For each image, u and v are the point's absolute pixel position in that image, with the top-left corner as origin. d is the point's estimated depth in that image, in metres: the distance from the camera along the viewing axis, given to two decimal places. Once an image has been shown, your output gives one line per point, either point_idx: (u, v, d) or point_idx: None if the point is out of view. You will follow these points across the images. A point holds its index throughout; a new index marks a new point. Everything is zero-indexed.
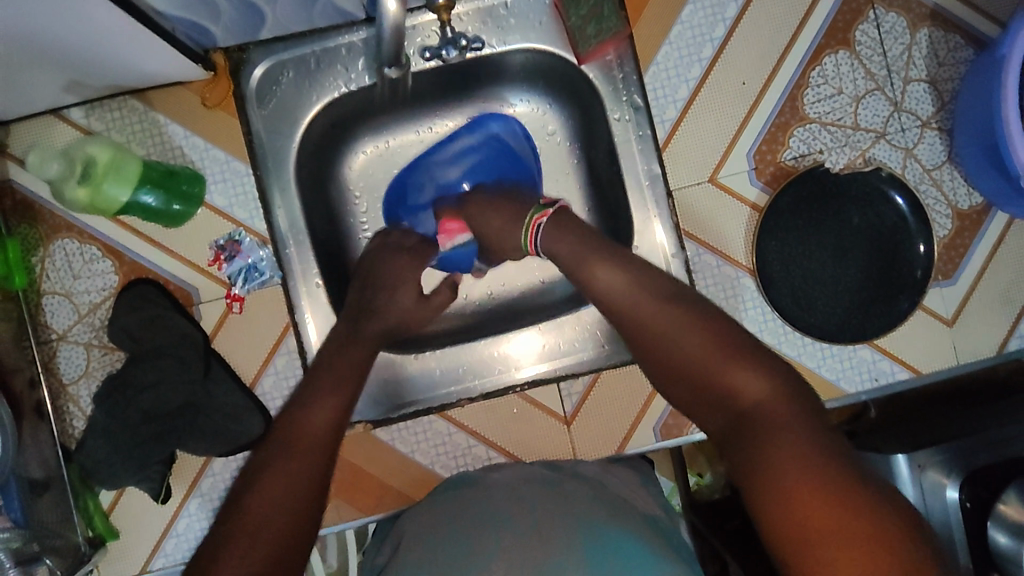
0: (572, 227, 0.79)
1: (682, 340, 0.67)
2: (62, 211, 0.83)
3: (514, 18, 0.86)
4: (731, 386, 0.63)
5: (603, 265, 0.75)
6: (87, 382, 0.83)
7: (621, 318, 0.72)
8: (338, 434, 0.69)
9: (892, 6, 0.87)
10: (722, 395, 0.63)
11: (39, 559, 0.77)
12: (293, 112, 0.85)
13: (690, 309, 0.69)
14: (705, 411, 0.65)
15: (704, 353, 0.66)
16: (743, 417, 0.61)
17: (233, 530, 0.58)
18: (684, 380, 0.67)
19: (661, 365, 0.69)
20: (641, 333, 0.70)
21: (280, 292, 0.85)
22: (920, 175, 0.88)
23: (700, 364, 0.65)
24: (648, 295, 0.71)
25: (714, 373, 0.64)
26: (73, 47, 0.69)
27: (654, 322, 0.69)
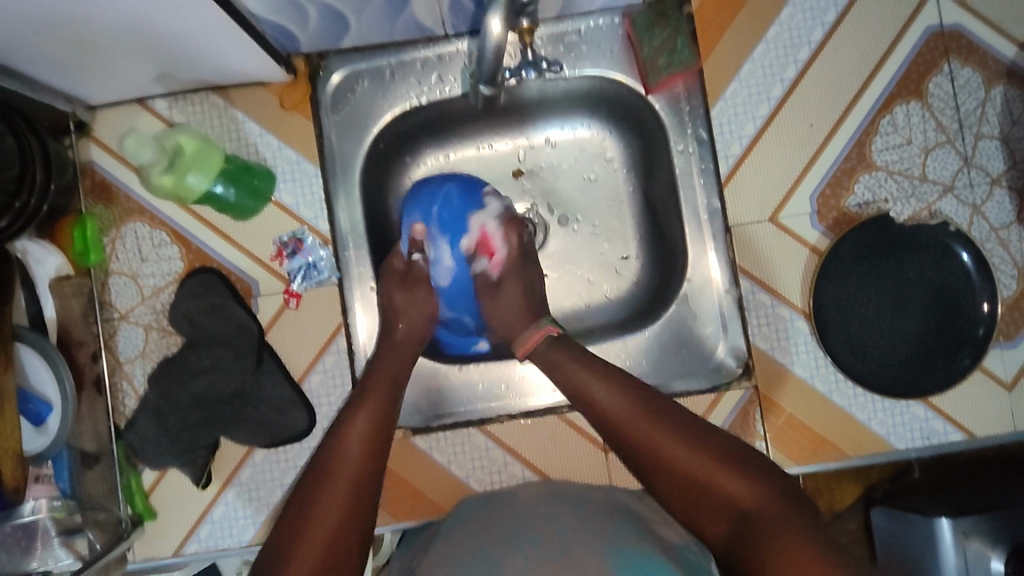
0: (564, 352, 0.79)
1: (676, 454, 0.67)
2: (138, 197, 0.86)
3: (586, 45, 0.87)
4: (727, 497, 0.64)
5: (592, 376, 0.75)
6: (142, 362, 0.85)
7: (617, 438, 0.71)
8: (377, 449, 0.71)
9: (969, 61, 0.87)
10: (720, 508, 0.64)
11: (82, 530, 0.79)
12: (364, 120, 0.87)
13: (670, 420, 0.70)
14: (708, 520, 0.66)
15: (703, 472, 0.66)
16: (744, 528, 0.62)
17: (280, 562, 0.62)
18: (682, 494, 0.66)
19: (657, 479, 0.68)
20: (634, 449, 0.69)
21: (337, 293, 0.87)
22: (987, 232, 0.86)
23: (696, 478, 0.66)
24: (633, 402, 0.72)
25: (711, 486, 0.65)
26: (173, 44, 0.73)
27: (642, 439, 0.69)
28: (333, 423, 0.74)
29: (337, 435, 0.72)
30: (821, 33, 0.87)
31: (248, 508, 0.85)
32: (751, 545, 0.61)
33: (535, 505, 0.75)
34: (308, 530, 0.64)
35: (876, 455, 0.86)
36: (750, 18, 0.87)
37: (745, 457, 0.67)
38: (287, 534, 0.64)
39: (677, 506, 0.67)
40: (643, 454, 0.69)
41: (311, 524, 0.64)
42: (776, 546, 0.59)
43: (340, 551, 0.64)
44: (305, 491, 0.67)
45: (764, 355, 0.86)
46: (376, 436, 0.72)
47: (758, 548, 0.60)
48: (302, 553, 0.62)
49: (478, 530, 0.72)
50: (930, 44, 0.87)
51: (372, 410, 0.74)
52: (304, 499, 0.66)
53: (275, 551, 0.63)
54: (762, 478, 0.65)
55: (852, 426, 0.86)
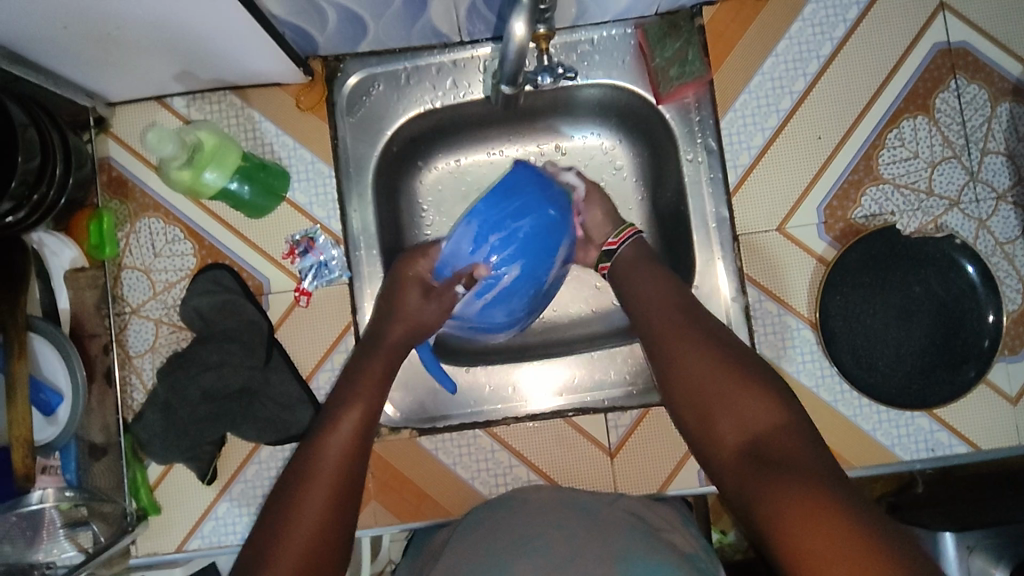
0: (649, 254, 0.83)
1: (704, 359, 0.72)
2: (154, 193, 0.87)
3: (599, 54, 0.89)
4: (747, 415, 0.66)
5: (645, 274, 0.81)
6: (151, 356, 0.86)
7: (653, 333, 0.77)
8: (354, 462, 0.73)
9: (976, 77, 0.88)
10: (732, 419, 0.67)
11: (87, 523, 0.78)
12: (378, 122, 0.88)
13: (708, 331, 0.75)
14: (715, 431, 0.68)
15: (726, 380, 0.69)
16: (749, 444, 0.64)
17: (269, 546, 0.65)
18: (702, 402, 0.70)
19: (679, 378, 0.73)
20: (665, 349, 0.75)
21: (347, 293, 0.87)
22: (992, 246, 0.87)
23: (719, 389, 0.69)
24: (673, 308, 0.77)
25: (733, 398, 0.68)
26: (196, 42, 0.74)
27: (679, 340, 0.74)
28: (317, 425, 0.76)
29: (319, 439, 0.74)
30: (830, 47, 0.89)
31: (253, 505, 0.85)
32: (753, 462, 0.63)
33: (546, 508, 0.75)
34: (288, 530, 0.66)
35: (880, 466, 0.87)
36: (760, 31, 0.89)
37: (776, 387, 0.69)
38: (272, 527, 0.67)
39: (693, 410, 0.71)
40: (676, 354, 0.74)
41: (282, 541, 0.65)
42: (776, 470, 0.60)
43: (316, 553, 0.66)
44: (279, 508, 0.69)
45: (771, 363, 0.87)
46: (366, 421, 0.76)
47: (755, 472, 0.62)
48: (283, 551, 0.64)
49: (486, 534, 0.72)
50: (938, 61, 0.88)
51: (360, 402, 0.77)
52: (283, 507, 0.68)
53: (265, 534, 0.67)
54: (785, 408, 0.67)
55: (856, 436, 0.86)
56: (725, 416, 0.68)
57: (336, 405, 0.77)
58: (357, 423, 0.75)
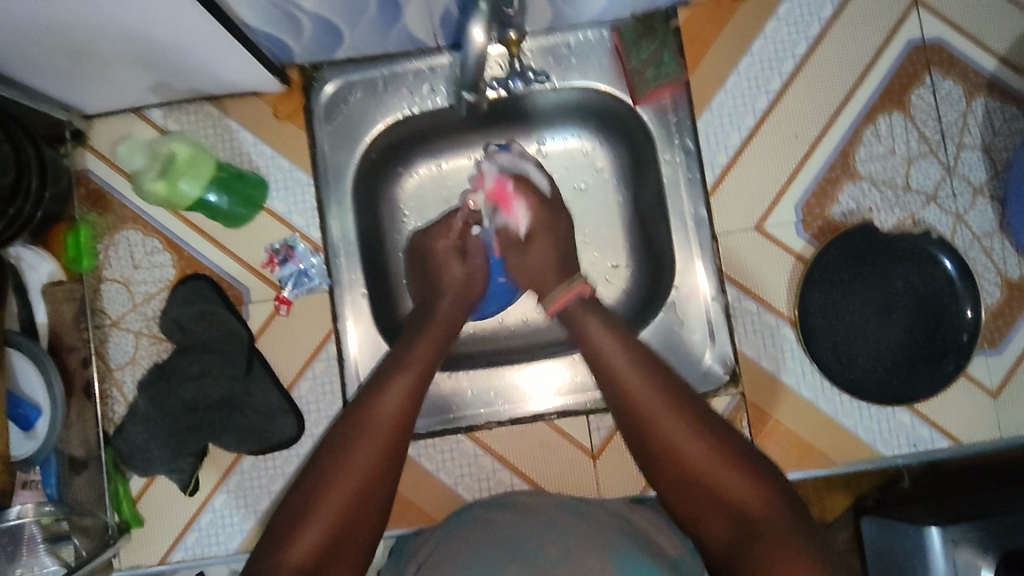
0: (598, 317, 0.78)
1: (682, 434, 0.67)
2: (132, 205, 0.87)
3: (575, 58, 0.89)
4: (734, 497, 0.64)
5: (610, 341, 0.75)
6: (132, 369, 0.86)
7: (625, 415, 0.70)
8: (406, 428, 0.69)
9: (950, 73, 0.88)
10: (726, 508, 0.64)
11: (69, 537, 0.78)
12: (356, 128, 0.88)
13: (681, 400, 0.69)
14: (705, 517, 0.65)
15: (715, 465, 0.65)
16: (749, 532, 0.61)
17: (303, 509, 0.63)
18: (686, 483, 0.65)
19: (658, 463, 0.67)
20: (645, 431, 0.68)
21: (327, 301, 0.87)
22: (969, 240, 0.88)
23: (704, 476, 0.65)
24: (650, 383, 0.70)
25: (717, 480, 0.64)
26: (169, 54, 0.74)
27: (653, 415, 0.68)
28: (366, 386, 0.72)
29: (366, 404, 0.70)
30: (805, 46, 0.89)
31: (237, 515, 0.85)
32: (756, 555, 0.60)
33: (529, 513, 0.74)
34: (325, 494, 0.64)
35: (864, 462, 0.87)
36: (735, 31, 0.89)
37: (757, 463, 0.66)
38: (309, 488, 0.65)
39: (676, 498, 0.66)
40: (652, 428, 0.68)
41: (318, 506, 0.63)
42: (775, 549, 0.59)
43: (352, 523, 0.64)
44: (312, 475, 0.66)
45: (751, 362, 0.87)
46: (415, 393, 0.71)
47: (756, 552, 0.60)
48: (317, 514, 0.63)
49: (467, 540, 0.72)
50: (912, 57, 0.89)
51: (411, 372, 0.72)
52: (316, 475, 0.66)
53: (297, 502, 0.64)
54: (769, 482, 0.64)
55: (839, 433, 0.87)
56: (712, 499, 0.64)
57: (389, 363, 0.74)
58: (412, 390, 0.71)
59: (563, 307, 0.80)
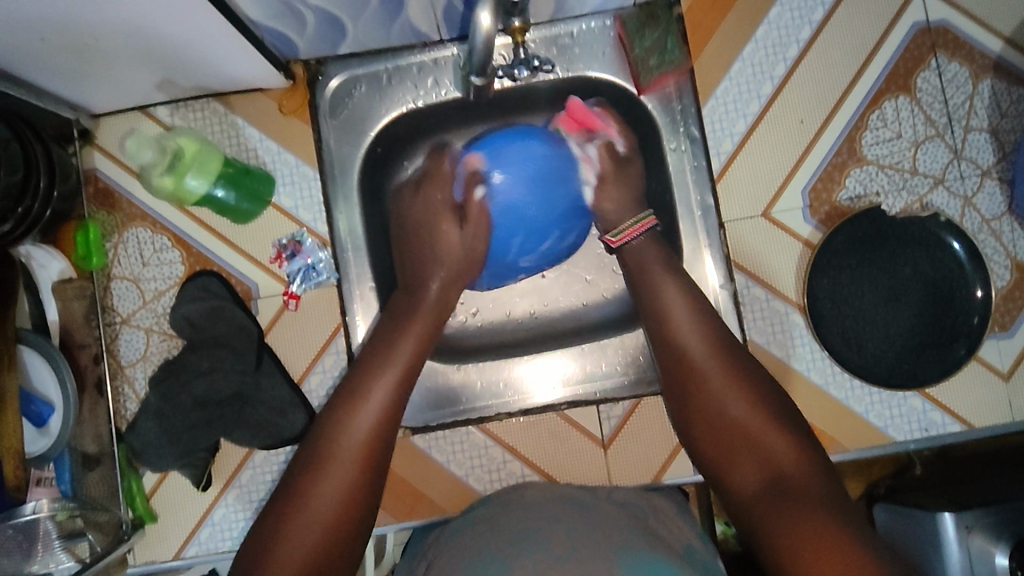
0: (655, 250, 0.83)
1: (732, 392, 0.72)
2: (139, 203, 0.88)
3: (579, 47, 0.89)
4: (767, 451, 0.67)
5: (681, 305, 0.79)
6: (143, 365, 0.86)
7: (678, 364, 0.77)
8: (393, 418, 0.74)
9: (956, 56, 0.88)
10: (760, 459, 0.67)
11: (83, 534, 0.78)
12: (361, 123, 0.88)
13: (735, 362, 0.75)
14: (739, 465, 0.68)
15: (756, 420, 0.70)
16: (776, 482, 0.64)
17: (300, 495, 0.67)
18: (726, 436, 0.70)
19: (705, 413, 0.73)
20: (697, 382, 0.74)
21: (336, 295, 0.88)
22: (978, 224, 0.87)
23: (746, 427, 0.70)
24: (710, 338, 0.77)
25: (755, 436, 0.69)
26: (175, 50, 0.74)
27: (704, 370, 0.75)
28: (354, 376, 0.77)
29: (358, 392, 0.74)
30: (810, 31, 0.89)
31: (249, 509, 0.85)
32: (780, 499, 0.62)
33: (541, 504, 0.74)
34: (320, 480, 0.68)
35: (876, 448, 0.86)
36: (738, 18, 0.89)
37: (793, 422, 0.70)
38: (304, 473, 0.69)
39: (714, 448, 0.71)
40: (703, 384, 0.74)
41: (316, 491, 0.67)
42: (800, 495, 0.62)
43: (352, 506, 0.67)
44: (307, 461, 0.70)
45: (761, 349, 0.87)
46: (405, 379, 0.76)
47: (773, 504, 0.62)
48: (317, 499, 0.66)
49: (479, 534, 0.71)
50: (917, 40, 0.88)
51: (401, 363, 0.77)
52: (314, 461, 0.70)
53: (294, 485, 0.68)
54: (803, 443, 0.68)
55: (849, 419, 0.86)
56: (748, 451, 0.68)
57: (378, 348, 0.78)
58: (376, 428, 0.72)
59: (623, 244, 0.84)
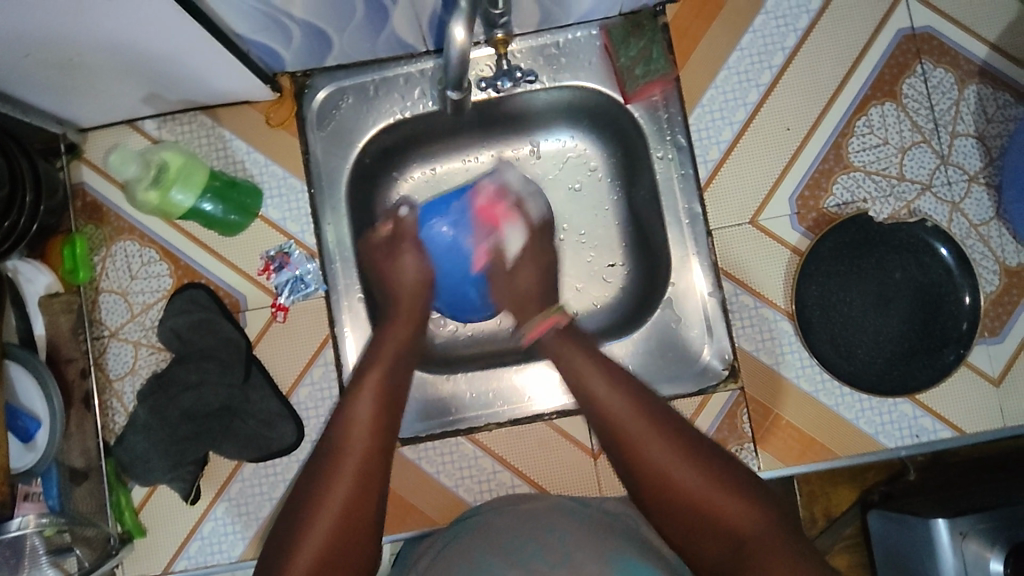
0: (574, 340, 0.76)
1: (670, 466, 0.62)
2: (127, 216, 0.88)
3: (565, 57, 0.89)
4: (725, 519, 0.60)
5: (598, 376, 0.70)
6: (131, 379, 0.86)
7: (612, 440, 0.65)
8: (388, 433, 0.68)
9: (941, 61, 0.88)
10: (716, 531, 0.60)
11: (71, 549, 0.79)
12: (348, 135, 0.88)
13: (666, 423, 0.65)
14: (696, 539, 0.61)
15: (705, 489, 0.61)
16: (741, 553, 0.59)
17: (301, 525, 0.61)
18: (672, 515, 0.62)
19: (643, 494, 0.63)
20: (631, 460, 0.64)
21: (324, 306, 0.88)
22: (966, 229, 0.87)
23: (694, 499, 0.61)
24: (639, 407, 0.66)
25: (705, 509, 0.61)
26: (158, 65, 0.74)
27: (638, 440, 0.64)
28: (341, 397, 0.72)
29: (345, 412, 0.69)
30: (795, 38, 0.89)
31: (238, 523, 0.85)
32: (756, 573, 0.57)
33: (529, 516, 0.74)
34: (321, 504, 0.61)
35: (867, 455, 0.86)
36: (723, 27, 0.89)
37: (745, 479, 0.63)
38: (302, 502, 0.63)
39: (666, 526, 0.62)
40: (633, 449, 0.64)
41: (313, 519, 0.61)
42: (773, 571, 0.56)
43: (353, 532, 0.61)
44: (305, 488, 0.64)
45: (750, 357, 0.87)
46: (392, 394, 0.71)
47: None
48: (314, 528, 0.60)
49: (466, 547, 0.71)
50: (902, 47, 0.88)
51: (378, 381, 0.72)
52: (310, 485, 0.64)
53: (292, 513, 0.63)
54: (760, 500, 0.61)
55: (840, 426, 0.86)
56: (706, 524, 0.60)
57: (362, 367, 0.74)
58: (369, 452, 0.65)
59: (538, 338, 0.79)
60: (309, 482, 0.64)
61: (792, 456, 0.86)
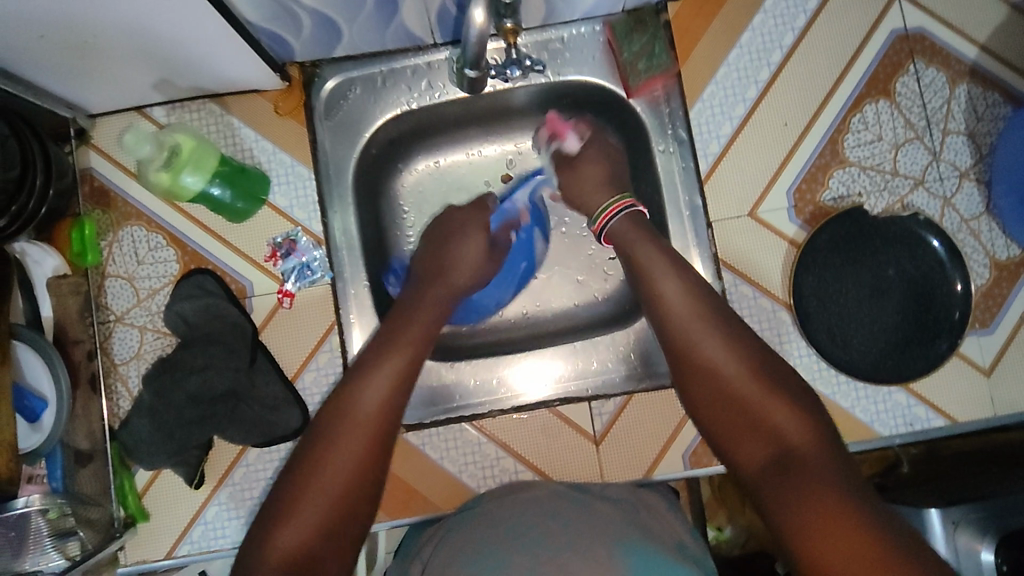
0: (639, 230, 0.81)
1: (722, 361, 0.71)
2: (135, 201, 0.88)
3: (569, 52, 0.91)
4: (773, 427, 0.66)
5: (664, 274, 0.77)
6: (136, 363, 0.87)
7: (671, 334, 0.74)
8: (399, 403, 0.71)
9: (933, 61, 0.91)
10: (761, 430, 0.66)
11: (74, 532, 0.77)
12: (355, 125, 0.90)
13: (733, 338, 0.72)
14: (744, 438, 0.67)
15: (758, 391, 0.68)
16: (782, 456, 0.63)
17: (300, 487, 0.64)
18: (727, 408, 0.69)
19: (700, 386, 0.71)
20: (691, 354, 0.72)
21: (330, 293, 0.88)
22: (958, 223, 0.90)
23: (747, 397, 0.68)
24: (696, 309, 0.75)
25: (756, 408, 0.67)
26: (173, 50, 0.75)
27: (697, 344, 0.72)
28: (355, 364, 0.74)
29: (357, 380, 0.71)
30: (793, 37, 0.91)
31: (242, 509, 0.85)
32: (785, 476, 0.61)
33: (536, 499, 0.75)
34: (324, 471, 0.64)
35: (861, 443, 0.88)
36: (723, 25, 0.92)
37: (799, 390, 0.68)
38: (298, 470, 0.65)
39: (717, 421, 0.69)
40: (689, 346, 0.73)
41: (312, 484, 0.63)
42: (808, 474, 0.60)
43: (351, 499, 0.64)
44: (302, 456, 0.67)
45: None
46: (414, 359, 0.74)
47: (776, 478, 0.62)
48: (314, 494, 0.63)
49: (476, 530, 0.71)
50: (896, 47, 0.91)
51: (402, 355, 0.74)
52: (307, 456, 0.66)
53: (293, 475, 0.65)
54: (814, 419, 0.66)
55: (835, 414, 0.88)
56: (751, 423, 0.67)
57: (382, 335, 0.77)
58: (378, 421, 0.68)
59: (605, 225, 0.83)
60: (310, 449, 0.67)
61: None
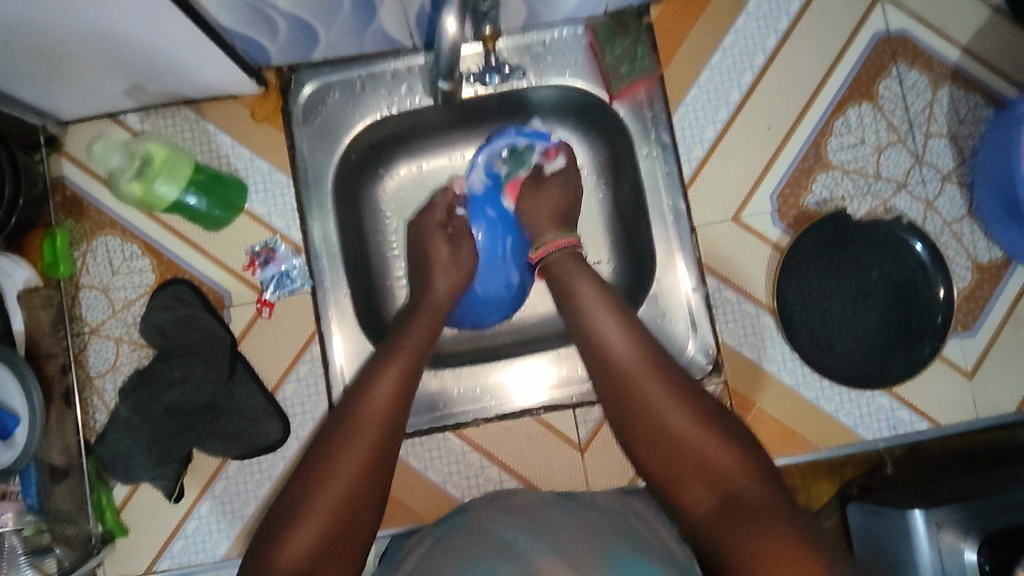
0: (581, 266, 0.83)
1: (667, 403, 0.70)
2: (109, 210, 0.87)
3: (551, 55, 0.90)
4: (718, 473, 0.65)
5: (603, 312, 0.77)
6: (112, 376, 0.85)
7: (614, 372, 0.74)
8: (400, 409, 0.73)
9: (916, 64, 0.91)
10: (707, 474, 0.66)
11: (51, 549, 0.76)
12: (334, 131, 0.88)
13: (675, 379, 0.72)
14: (691, 482, 0.66)
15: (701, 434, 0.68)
16: (730, 502, 0.63)
17: (307, 496, 0.65)
18: (672, 453, 0.68)
19: (646, 429, 0.70)
20: (635, 395, 0.71)
21: (310, 303, 0.87)
22: (940, 226, 0.90)
23: (691, 441, 0.67)
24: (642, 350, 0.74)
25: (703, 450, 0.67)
26: (144, 57, 0.74)
27: (642, 386, 0.72)
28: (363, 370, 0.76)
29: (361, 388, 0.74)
30: (775, 39, 0.91)
31: (222, 522, 0.84)
32: (736, 522, 0.62)
33: (520, 509, 0.74)
34: (328, 481, 0.66)
35: (845, 446, 0.88)
36: (706, 27, 0.91)
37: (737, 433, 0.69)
38: (306, 478, 0.67)
39: (661, 464, 0.68)
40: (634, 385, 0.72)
41: (319, 494, 0.65)
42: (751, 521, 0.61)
43: (354, 511, 0.66)
44: (311, 464, 0.68)
45: (733, 351, 0.89)
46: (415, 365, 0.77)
47: (728, 525, 0.62)
48: (317, 505, 0.65)
49: (459, 541, 0.71)
50: (879, 49, 0.91)
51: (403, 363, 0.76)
52: (316, 464, 0.68)
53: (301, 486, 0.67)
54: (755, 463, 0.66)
55: (819, 418, 0.88)
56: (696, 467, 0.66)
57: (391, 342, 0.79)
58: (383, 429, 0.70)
59: (543, 256, 0.85)
60: (318, 457, 0.69)
61: (773, 446, 0.88)
